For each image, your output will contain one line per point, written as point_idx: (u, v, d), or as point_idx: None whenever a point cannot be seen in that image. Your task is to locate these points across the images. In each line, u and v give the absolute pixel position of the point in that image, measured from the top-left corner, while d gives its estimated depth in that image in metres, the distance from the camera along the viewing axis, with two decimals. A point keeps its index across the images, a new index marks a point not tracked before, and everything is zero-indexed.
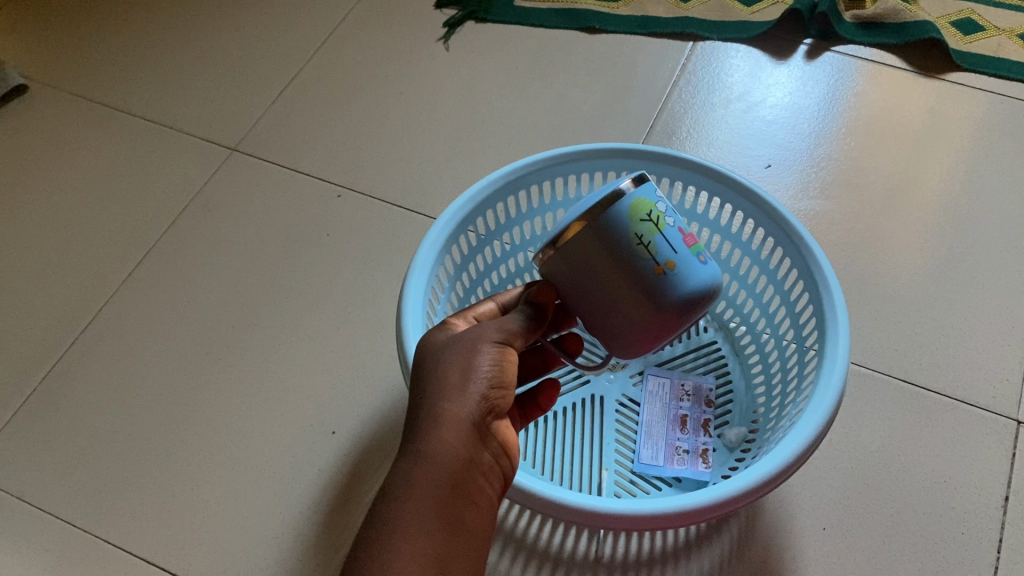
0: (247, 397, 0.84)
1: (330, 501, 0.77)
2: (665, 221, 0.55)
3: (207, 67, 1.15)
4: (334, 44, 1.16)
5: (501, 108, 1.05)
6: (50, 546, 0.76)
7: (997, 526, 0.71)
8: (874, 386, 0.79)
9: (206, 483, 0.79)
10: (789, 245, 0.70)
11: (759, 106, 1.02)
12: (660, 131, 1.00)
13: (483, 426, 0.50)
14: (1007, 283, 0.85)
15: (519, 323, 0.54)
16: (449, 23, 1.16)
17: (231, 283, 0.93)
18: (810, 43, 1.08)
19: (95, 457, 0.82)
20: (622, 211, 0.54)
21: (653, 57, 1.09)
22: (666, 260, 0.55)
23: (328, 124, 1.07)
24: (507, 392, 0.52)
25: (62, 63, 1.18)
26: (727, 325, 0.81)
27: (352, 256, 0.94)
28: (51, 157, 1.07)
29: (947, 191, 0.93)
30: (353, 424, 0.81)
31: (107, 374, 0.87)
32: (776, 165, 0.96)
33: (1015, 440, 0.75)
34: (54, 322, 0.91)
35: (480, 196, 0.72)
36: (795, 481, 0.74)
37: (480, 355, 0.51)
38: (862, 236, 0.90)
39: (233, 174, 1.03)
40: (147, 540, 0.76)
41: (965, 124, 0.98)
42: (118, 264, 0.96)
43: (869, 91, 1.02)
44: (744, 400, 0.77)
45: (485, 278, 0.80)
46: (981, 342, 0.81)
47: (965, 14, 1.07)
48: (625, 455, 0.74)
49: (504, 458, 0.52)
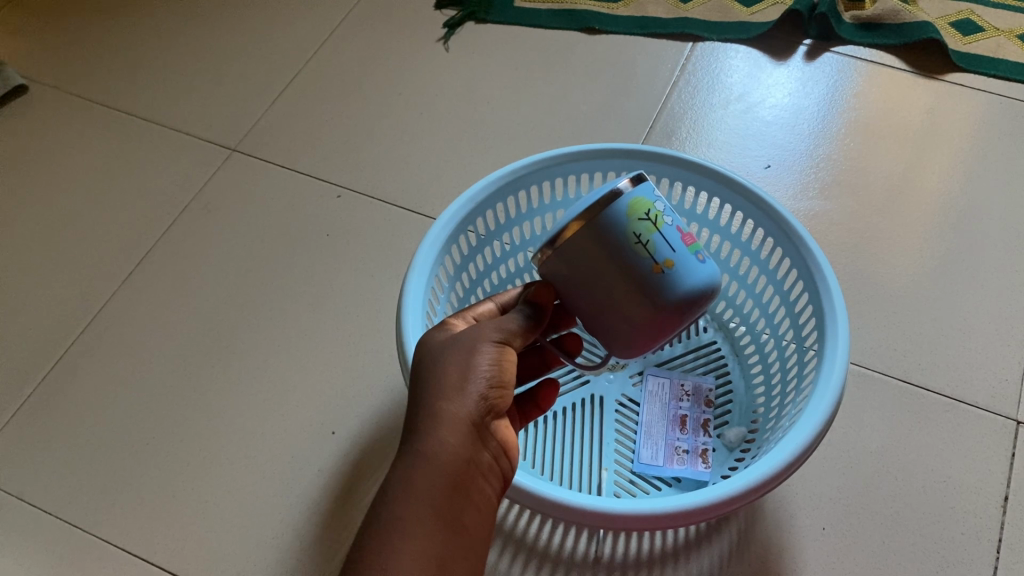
0: (247, 397, 0.84)
1: (330, 501, 0.77)
2: (663, 220, 0.55)
3: (207, 68, 1.15)
4: (334, 45, 1.16)
5: (501, 108, 1.06)
6: (50, 546, 0.76)
7: (996, 526, 0.71)
8: (874, 386, 0.79)
9: (206, 483, 0.79)
10: (787, 244, 0.70)
11: (759, 106, 1.02)
12: (659, 131, 1.01)
13: (482, 425, 0.51)
14: (1006, 283, 0.85)
15: (518, 323, 0.54)
16: (449, 23, 1.16)
17: (231, 283, 0.93)
18: (809, 43, 1.08)
19: (95, 457, 0.82)
20: (621, 211, 0.54)
21: (652, 58, 1.09)
22: (665, 259, 0.55)
23: (328, 124, 1.07)
24: (505, 392, 0.53)
25: (62, 64, 1.18)
26: (727, 325, 0.81)
27: (352, 256, 0.94)
28: (52, 157, 1.07)
29: (947, 191, 0.93)
30: (353, 424, 0.81)
31: (107, 374, 0.87)
32: (775, 166, 0.96)
33: (1014, 440, 0.75)
34: (54, 322, 0.92)
35: (480, 197, 0.72)
36: (795, 481, 0.74)
37: (479, 354, 0.51)
38: (861, 236, 0.90)
39: (233, 174, 1.03)
40: (147, 540, 0.76)
41: (965, 125, 0.98)
42: (118, 265, 0.96)
43: (868, 92, 1.02)
44: (744, 400, 0.77)
45: (485, 278, 0.80)
46: (981, 343, 0.81)
47: (965, 15, 1.07)
48: (625, 455, 0.74)
49: (503, 458, 0.52)
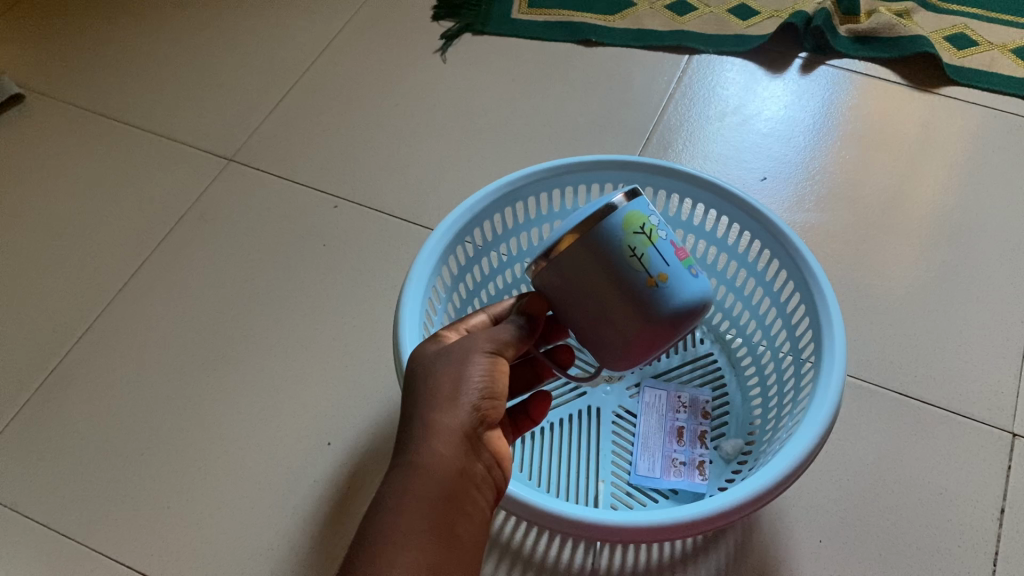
0: (242, 407, 0.84)
1: (325, 512, 0.76)
2: (657, 234, 0.55)
3: (204, 77, 1.15)
4: (332, 55, 1.16)
5: (498, 120, 1.06)
6: (41, 556, 0.76)
7: (993, 539, 0.71)
8: (868, 399, 0.79)
9: (200, 495, 0.79)
10: (784, 258, 0.70)
11: (754, 119, 1.02)
12: (656, 143, 1.01)
13: (476, 436, 0.50)
14: (1001, 296, 0.85)
15: (511, 333, 0.54)
16: (448, 35, 1.16)
17: (227, 292, 0.93)
18: (805, 57, 1.08)
19: (89, 466, 0.81)
20: (616, 224, 0.54)
21: (648, 70, 1.09)
22: (659, 272, 0.55)
23: (324, 135, 1.07)
24: (498, 402, 0.52)
25: (59, 73, 1.18)
26: (722, 337, 0.81)
27: (349, 266, 0.94)
28: (48, 166, 1.07)
29: (941, 205, 0.93)
30: (348, 436, 0.81)
31: (101, 383, 0.87)
32: (771, 178, 0.97)
33: (1010, 453, 0.75)
34: (50, 332, 0.91)
35: (478, 207, 0.72)
36: (791, 494, 0.74)
37: (472, 365, 0.51)
38: (856, 249, 0.90)
39: (230, 184, 1.03)
40: (141, 551, 0.76)
41: (959, 138, 0.99)
42: (112, 275, 0.96)
43: (862, 105, 1.03)
44: (740, 412, 0.77)
45: (482, 290, 0.80)
46: (977, 355, 0.81)
47: (958, 29, 1.08)
48: (622, 467, 0.74)
49: (496, 469, 0.52)
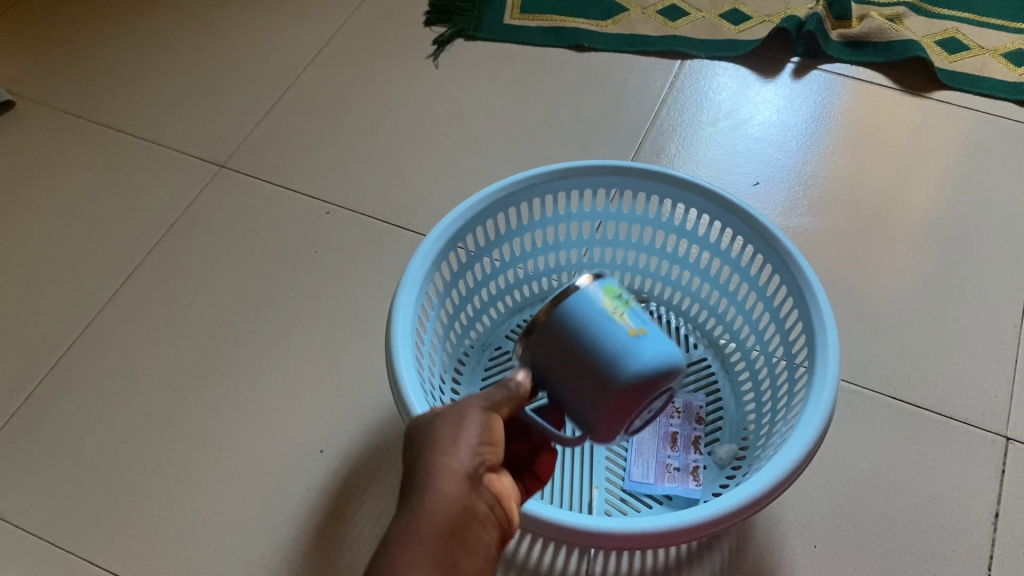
0: (233, 416, 0.83)
1: (318, 520, 0.76)
2: (633, 305, 0.59)
3: (195, 84, 1.15)
4: (323, 62, 1.16)
5: (489, 126, 1.06)
6: (31, 569, 0.75)
7: (987, 544, 0.71)
8: (862, 404, 0.79)
9: (191, 504, 0.78)
10: (777, 263, 0.70)
11: (746, 124, 1.02)
12: (648, 148, 1.01)
13: (479, 477, 0.49)
14: (994, 299, 0.85)
15: (501, 392, 0.53)
16: (439, 41, 1.16)
17: (219, 299, 0.93)
18: (797, 61, 1.08)
19: (79, 476, 0.81)
20: (593, 287, 0.58)
21: (640, 77, 1.09)
22: (639, 326, 0.57)
23: (315, 142, 1.07)
24: (497, 450, 0.52)
25: (48, 81, 1.17)
26: (716, 342, 0.81)
27: (340, 273, 0.93)
28: (36, 174, 1.06)
29: (934, 209, 0.93)
30: (341, 443, 0.81)
31: (91, 392, 0.86)
32: (764, 183, 0.97)
33: (1004, 456, 0.75)
34: (40, 341, 0.91)
35: (469, 213, 0.71)
36: (786, 500, 0.74)
37: (469, 416, 0.51)
38: (850, 253, 0.90)
39: (222, 192, 1.03)
40: (132, 561, 0.75)
41: (951, 142, 0.99)
42: (103, 283, 0.95)
43: (855, 108, 1.03)
44: (734, 417, 0.77)
45: (474, 297, 0.80)
46: (971, 359, 0.81)
47: (949, 34, 1.08)
48: (616, 474, 0.74)
49: (502, 511, 0.51)
